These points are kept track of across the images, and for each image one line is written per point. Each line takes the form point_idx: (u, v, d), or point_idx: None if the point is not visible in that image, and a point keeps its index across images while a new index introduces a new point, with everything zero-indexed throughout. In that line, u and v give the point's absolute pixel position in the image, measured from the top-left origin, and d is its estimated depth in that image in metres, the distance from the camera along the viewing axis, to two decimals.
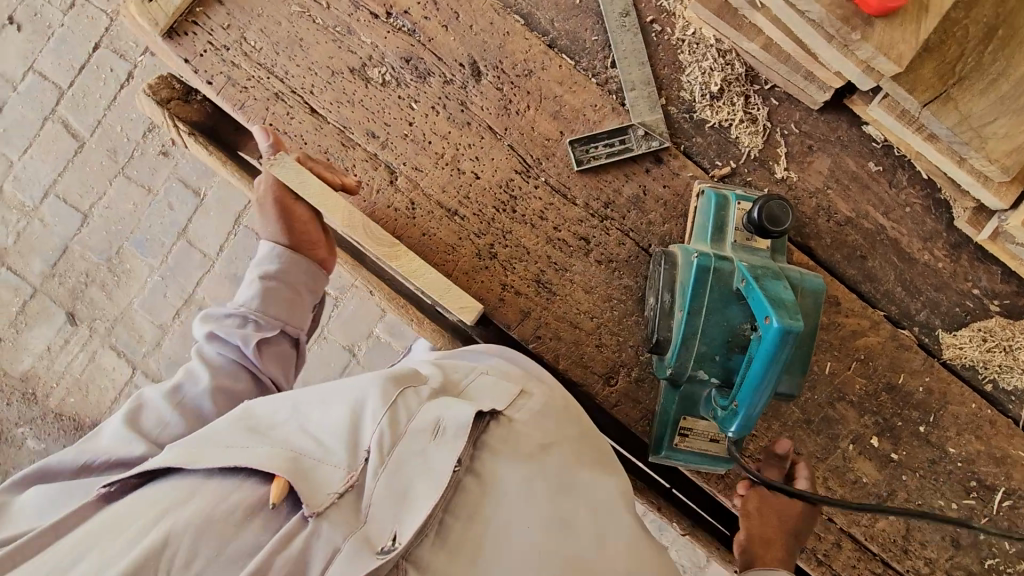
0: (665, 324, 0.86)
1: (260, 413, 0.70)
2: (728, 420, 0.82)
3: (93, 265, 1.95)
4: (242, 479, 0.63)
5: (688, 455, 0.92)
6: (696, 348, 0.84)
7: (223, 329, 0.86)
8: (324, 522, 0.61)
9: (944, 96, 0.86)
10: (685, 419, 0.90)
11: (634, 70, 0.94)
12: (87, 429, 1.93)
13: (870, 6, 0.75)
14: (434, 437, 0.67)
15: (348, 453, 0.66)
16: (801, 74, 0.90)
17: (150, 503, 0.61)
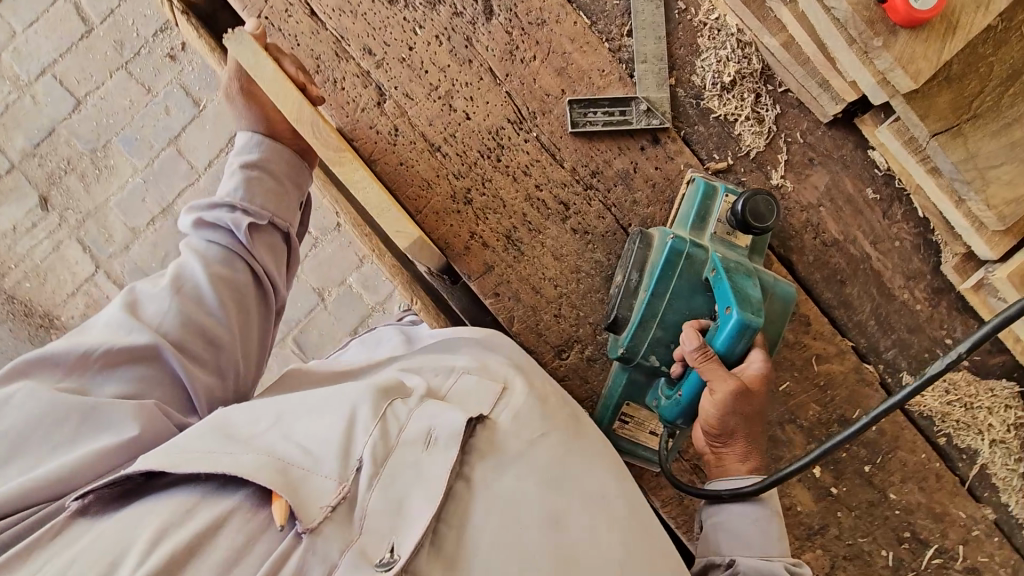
0: (627, 304, 0.84)
1: (237, 422, 0.65)
2: (669, 410, 0.81)
3: (76, 154, 1.89)
4: (237, 499, 0.59)
5: (624, 442, 0.91)
6: (653, 333, 0.81)
7: (211, 216, 0.80)
8: (319, 539, 0.56)
9: (954, 130, 0.83)
10: (628, 404, 0.88)
11: (649, 42, 0.91)
12: (37, 318, 1.88)
13: (898, 14, 0.73)
14: (428, 446, 0.64)
15: (340, 461, 0.61)
16: (816, 80, 0.87)
17: (133, 524, 0.56)
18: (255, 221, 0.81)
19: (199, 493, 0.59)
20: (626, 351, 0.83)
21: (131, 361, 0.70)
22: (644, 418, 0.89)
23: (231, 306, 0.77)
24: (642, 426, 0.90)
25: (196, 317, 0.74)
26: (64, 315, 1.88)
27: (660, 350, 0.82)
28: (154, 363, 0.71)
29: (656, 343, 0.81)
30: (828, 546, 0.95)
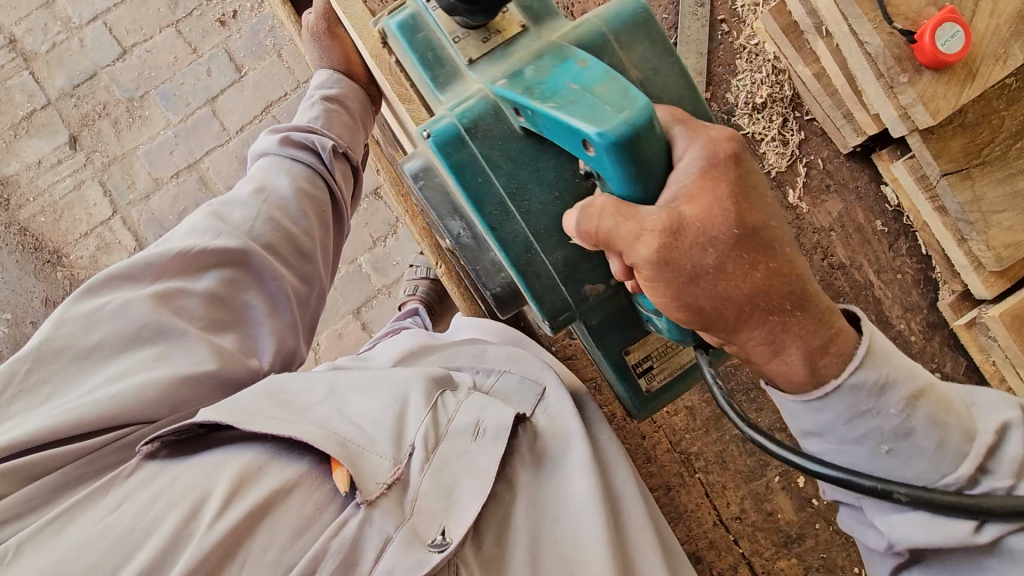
0: (492, 275, 0.76)
1: (294, 390, 0.74)
2: (672, 330, 0.67)
3: (113, 100, 1.93)
4: (305, 465, 0.68)
5: (670, 386, 0.78)
6: (547, 258, 0.67)
7: (298, 139, 0.90)
8: (376, 511, 0.66)
9: (964, 172, 0.90)
10: (630, 352, 0.76)
11: (691, 57, 0.98)
12: (46, 253, 1.89)
13: (925, 54, 0.82)
14: (475, 438, 0.75)
15: (394, 445, 0.71)
16: (842, 112, 0.93)
17: (204, 473, 0.65)
18: (337, 147, 0.92)
19: (270, 453, 0.68)
20: (550, 313, 0.69)
21: (220, 265, 0.79)
22: (660, 348, 0.76)
23: (313, 218, 0.88)
24: (667, 355, 0.77)
25: (284, 223, 0.84)
26: (74, 254, 1.89)
27: (587, 271, 0.68)
28: (240, 266, 0.80)
29: (570, 265, 0.67)
30: (803, 556, 0.95)
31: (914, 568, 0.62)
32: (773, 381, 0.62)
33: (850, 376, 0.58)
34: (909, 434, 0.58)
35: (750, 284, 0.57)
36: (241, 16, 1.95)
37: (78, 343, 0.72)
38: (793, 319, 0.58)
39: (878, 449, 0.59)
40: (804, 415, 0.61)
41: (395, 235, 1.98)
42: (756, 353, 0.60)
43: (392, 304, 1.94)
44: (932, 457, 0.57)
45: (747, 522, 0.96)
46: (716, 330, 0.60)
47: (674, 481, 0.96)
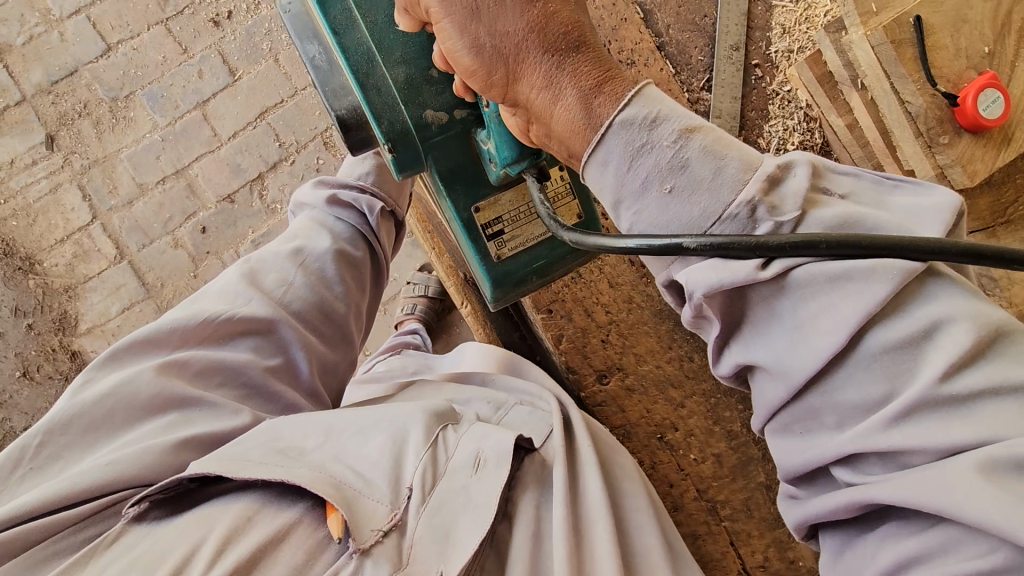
0: (338, 95, 0.68)
1: (289, 433, 0.69)
2: (500, 147, 0.63)
3: (95, 98, 1.82)
4: (302, 511, 0.62)
5: (521, 258, 0.74)
6: (388, 73, 0.65)
7: (345, 198, 0.91)
8: (368, 560, 0.60)
9: (990, 230, 0.91)
10: (479, 212, 0.72)
11: (725, 101, 0.98)
12: (17, 260, 1.77)
13: (966, 117, 0.84)
14: (476, 470, 0.68)
15: (391, 487, 0.65)
16: (872, 164, 0.93)
17: (192, 531, 0.59)
18: (385, 207, 0.92)
19: (261, 500, 0.62)
20: (389, 136, 0.65)
21: (247, 333, 0.77)
22: (513, 213, 0.73)
23: (350, 282, 0.88)
24: (519, 221, 0.73)
25: (320, 289, 0.84)
26: (47, 261, 1.78)
27: (428, 94, 0.65)
28: (270, 334, 0.79)
29: (410, 82, 0.65)
30: None
31: (735, 344, 0.49)
32: (568, 149, 0.52)
33: (621, 111, 0.48)
34: (685, 166, 0.47)
35: (532, 17, 0.49)
36: (236, 17, 1.86)
37: (89, 410, 0.67)
38: (569, 59, 0.49)
39: (660, 190, 0.48)
40: (597, 180, 0.50)
41: None
42: (538, 104, 0.51)
43: (388, 322, 1.86)
44: (712, 188, 0.47)
45: (770, 571, 0.94)
46: (495, 77, 0.51)
47: (700, 529, 0.94)
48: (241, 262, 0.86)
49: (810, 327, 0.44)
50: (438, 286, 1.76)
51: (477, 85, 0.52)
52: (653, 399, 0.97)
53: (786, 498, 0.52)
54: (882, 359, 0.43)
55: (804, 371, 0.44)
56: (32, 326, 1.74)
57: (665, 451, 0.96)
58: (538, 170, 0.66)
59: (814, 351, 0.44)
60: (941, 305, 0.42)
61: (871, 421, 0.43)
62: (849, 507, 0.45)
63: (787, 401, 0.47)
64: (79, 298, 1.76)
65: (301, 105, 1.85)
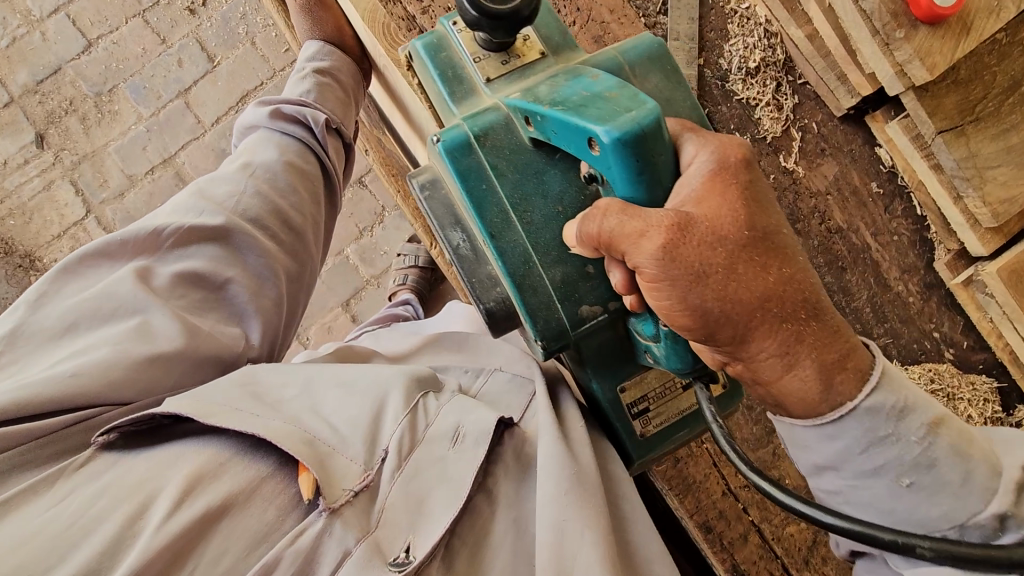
0: (487, 288, 0.70)
1: (270, 383, 0.71)
2: (671, 357, 0.64)
3: (80, 95, 1.85)
4: (275, 464, 0.64)
5: (665, 432, 0.76)
6: (546, 274, 0.66)
7: (288, 111, 0.90)
8: (338, 521, 0.60)
9: (958, 129, 0.89)
10: (625, 391, 0.75)
11: (682, 22, 0.96)
12: (17, 258, 1.80)
13: (920, 9, 0.84)
14: (455, 443, 0.70)
15: (366, 448, 0.66)
16: (835, 73, 0.93)
17: (164, 466, 0.61)
18: (331, 122, 0.93)
19: (232, 449, 0.63)
20: (543, 333, 0.67)
21: (200, 241, 0.77)
22: (658, 389, 0.76)
23: (303, 192, 0.88)
24: (665, 397, 0.76)
25: (272, 198, 0.83)
26: (47, 257, 1.81)
27: None
28: (225, 242, 0.78)
29: None
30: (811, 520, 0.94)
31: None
32: (784, 404, 0.57)
33: (868, 396, 0.54)
34: (932, 464, 0.54)
35: (760, 289, 0.53)
36: (211, 3, 1.88)
37: (48, 322, 0.69)
38: (807, 331, 0.54)
39: (897, 482, 0.55)
40: (817, 443, 0.57)
41: (381, 225, 1.91)
42: (766, 366, 0.54)
43: (382, 295, 1.87)
44: (958, 491, 0.53)
45: (755, 490, 0.95)
46: (724, 339, 0.54)
47: (683, 452, 0.94)
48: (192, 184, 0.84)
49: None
50: (426, 254, 1.77)
51: (697, 335, 0.55)
52: None
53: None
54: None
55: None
56: None
57: None
58: (706, 378, 0.67)
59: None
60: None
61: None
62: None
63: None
64: None
65: (281, 85, 1.87)
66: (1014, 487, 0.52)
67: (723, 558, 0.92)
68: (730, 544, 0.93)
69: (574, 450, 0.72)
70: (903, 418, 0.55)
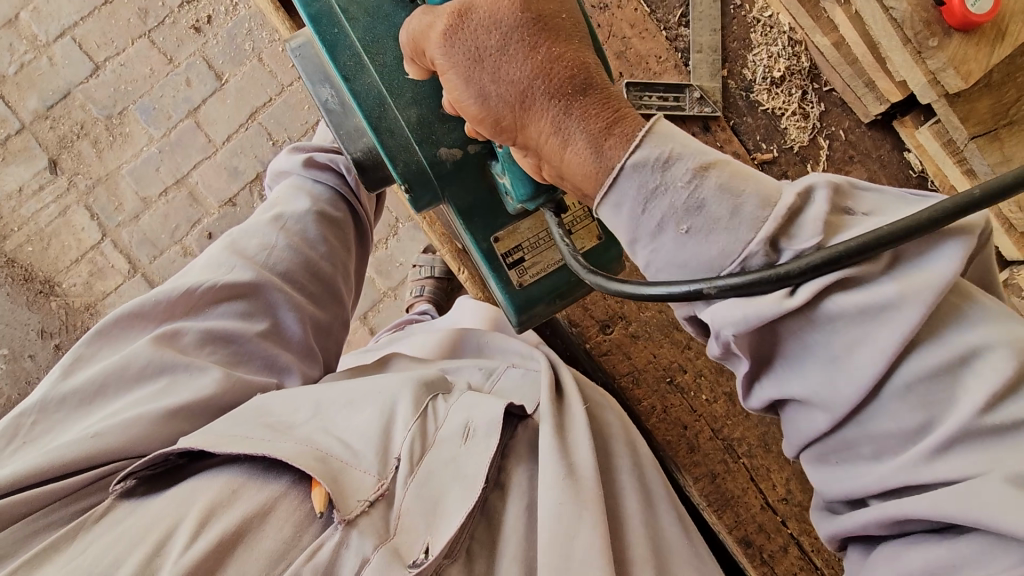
0: (354, 138, 0.73)
1: (279, 407, 0.68)
2: (515, 185, 0.64)
3: (90, 118, 1.86)
4: (291, 483, 0.61)
5: (541, 282, 0.76)
6: (401, 115, 0.67)
7: (320, 159, 0.93)
8: (354, 531, 0.58)
9: (992, 134, 0.88)
10: (499, 242, 0.74)
11: (704, 33, 0.96)
12: (37, 284, 1.81)
13: (954, 17, 0.83)
14: (466, 439, 0.65)
15: (379, 458, 0.63)
16: (863, 79, 0.91)
17: (177, 505, 0.58)
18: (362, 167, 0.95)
19: (245, 474, 0.61)
20: (406, 176, 0.68)
21: (231, 298, 0.77)
22: (532, 240, 0.76)
23: (332, 242, 0.89)
24: (539, 248, 0.76)
25: (304, 250, 0.85)
26: (65, 282, 1.82)
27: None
28: (257, 297, 0.78)
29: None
30: None
31: (764, 380, 0.50)
32: (582, 191, 0.53)
33: (632, 154, 0.48)
34: (701, 206, 0.47)
35: (531, 67, 0.50)
36: (216, 21, 1.87)
37: (82, 385, 0.68)
38: (576, 104, 0.51)
39: (677, 231, 0.48)
40: (612, 219, 0.51)
41: (395, 236, 1.91)
42: (547, 147, 0.52)
43: (400, 307, 1.88)
44: (730, 226, 0.47)
45: (794, 503, 0.93)
46: (504, 123, 0.53)
47: (719, 468, 0.94)
48: (223, 238, 0.86)
49: (846, 359, 0.45)
50: (443, 265, 1.76)
51: (487, 129, 0.54)
52: (658, 343, 0.96)
53: (824, 510, 0.53)
54: (921, 385, 0.43)
55: (845, 404, 0.45)
56: (58, 346, 1.78)
57: (676, 394, 0.96)
58: (557, 206, 0.66)
59: (852, 383, 0.44)
60: (976, 333, 0.43)
61: (912, 450, 0.43)
62: (879, 522, 0.46)
63: (825, 432, 0.47)
64: (100, 314, 1.80)
65: (290, 101, 1.87)
66: (785, 213, 0.46)
67: (762, 570, 0.92)
68: (770, 558, 0.92)
69: (570, 442, 0.70)
70: (670, 166, 0.48)
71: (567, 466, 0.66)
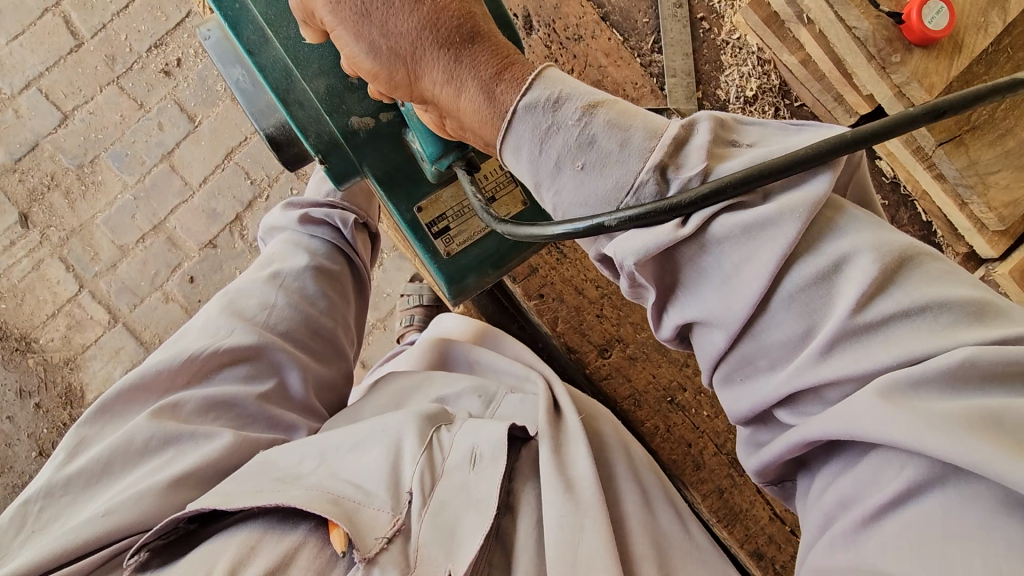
0: (265, 114, 0.74)
1: (286, 458, 0.66)
2: (426, 146, 0.65)
3: (60, 169, 1.82)
4: (308, 532, 0.59)
5: (470, 251, 0.77)
6: (308, 86, 0.66)
7: (316, 215, 0.91)
8: (376, 568, 0.55)
9: (957, 140, 0.91)
10: (422, 211, 0.74)
11: (677, 58, 0.99)
12: (12, 341, 1.75)
13: (913, 33, 0.86)
14: (474, 465, 0.63)
15: (391, 495, 0.61)
16: (832, 95, 0.96)
17: (197, 567, 0.57)
18: (359, 220, 0.94)
19: (263, 528, 0.59)
20: (318, 147, 0.68)
21: (235, 361, 0.76)
22: (457, 209, 0.76)
23: (331, 294, 0.89)
24: (464, 216, 0.76)
25: (302, 305, 0.84)
26: (43, 337, 1.77)
27: None
28: (259, 358, 0.78)
29: None
30: None
31: (671, 309, 0.49)
32: (486, 141, 0.54)
33: (523, 95, 0.50)
34: (593, 141, 0.48)
35: (416, 17, 0.51)
36: (186, 64, 1.86)
37: (86, 466, 0.66)
38: (465, 52, 0.52)
39: (574, 169, 0.49)
40: (516, 165, 0.52)
41: (381, 266, 1.90)
42: (442, 98, 0.53)
43: (390, 338, 1.86)
44: (620, 159, 0.48)
45: None
46: (397, 77, 0.53)
47: (726, 483, 0.95)
48: (220, 296, 0.85)
49: (735, 276, 0.45)
50: (431, 293, 1.76)
51: (384, 86, 0.55)
52: (656, 362, 0.97)
53: (745, 445, 0.51)
54: (803, 292, 0.43)
55: (736, 320, 0.44)
56: (39, 404, 1.72)
57: (677, 413, 0.97)
58: (469, 159, 0.66)
59: (741, 297, 0.44)
60: (848, 239, 0.43)
61: (800, 357, 0.43)
62: (792, 447, 0.45)
63: (725, 350, 0.47)
64: (81, 369, 1.75)
65: None
66: (672, 141, 0.47)
67: None
68: (784, 568, 0.93)
69: (567, 456, 0.68)
70: (561, 106, 0.49)
71: (564, 480, 0.65)
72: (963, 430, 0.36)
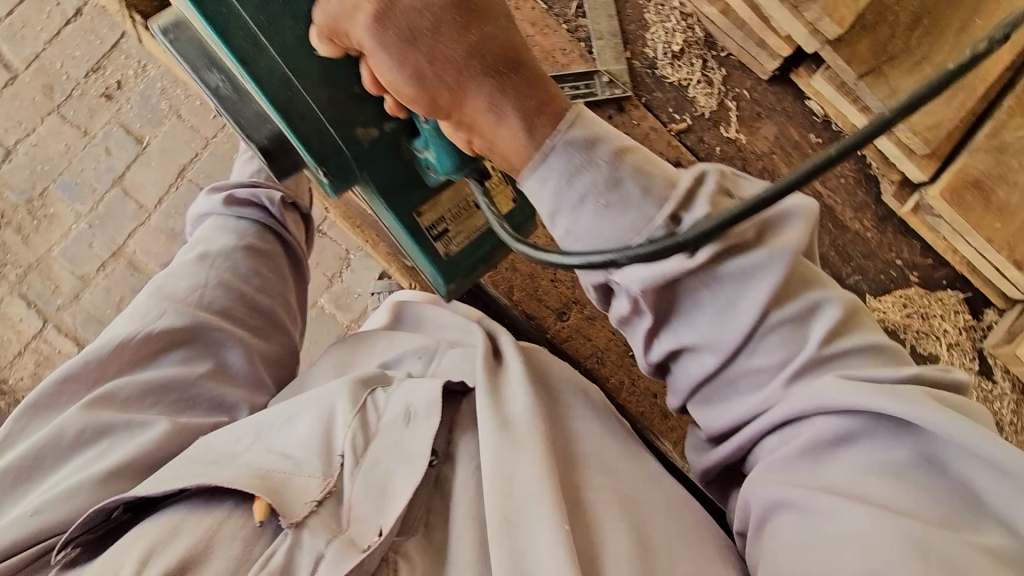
0: (257, 124, 0.72)
1: (224, 438, 0.67)
2: (441, 159, 0.68)
3: (10, 205, 1.79)
4: (232, 506, 0.60)
5: (469, 250, 0.80)
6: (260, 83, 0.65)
7: (241, 195, 0.93)
8: (305, 531, 0.58)
9: (876, 71, 0.93)
10: (420, 215, 0.76)
11: (602, 20, 1.01)
12: None
13: None
14: (408, 423, 0.65)
15: (322, 459, 0.63)
16: (754, 40, 0.98)
17: (119, 555, 0.57)
18: (286, 198, 0.95)
19: (187, 509, 0.60)
20: (320, 158, 0.68)
21: (171, 346, 0.78)
22: (455, 210, 0.78)
23: (266, 273, 0.90)
24: (462, 216, 0.79)
25: (235, 286, 0.85)
26: (12, 378, 1.74)
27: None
28: (195, 340, 0.79)
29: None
30: None
31: (662, 333, 0.60)
32: (511, 165, 0.58)
33: (563, 134, 0.56)
34: (620, 182, 0.56)
35: (464, 44, 0.53)
36: (126, 85, 1.83)
37: (15, 463, 0.66)
38: (499, 80, 0.54)
39: (597, 205, 0.56)
40: (538, 195, 0.58)
41: (349, 267, 1.90)
42: (478, 123, 0.56)
43: None
44: (641, 203, 0.56)
45: None
46: (441, 101, 0.55)
47: None
48: (149, 286, 0.85)
49: (735, 311, 0.56)
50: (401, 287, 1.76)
51: (421, 108, 0.56)
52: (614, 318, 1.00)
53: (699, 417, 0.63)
54: (785, 327, 0.56)
55: (729, 344, 0.57)
56: None
57: (640, 365, 0.99)
58: (481, 172, 0.70)
59: (735, 328, 0.56)
60: (820, 295, 0.57)
61: (779, 379, 0.57)
62: (761, 425, 0.58)
63: (713, 370, 0.59)
64: None
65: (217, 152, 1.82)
66: (686, 192, 0.57)
67: None
68: None
69: (504, 395, 0.70)
70: (596, 147, 0.56)
71: (501, 418, 0.66)
72: (910, 400, 0.52)
